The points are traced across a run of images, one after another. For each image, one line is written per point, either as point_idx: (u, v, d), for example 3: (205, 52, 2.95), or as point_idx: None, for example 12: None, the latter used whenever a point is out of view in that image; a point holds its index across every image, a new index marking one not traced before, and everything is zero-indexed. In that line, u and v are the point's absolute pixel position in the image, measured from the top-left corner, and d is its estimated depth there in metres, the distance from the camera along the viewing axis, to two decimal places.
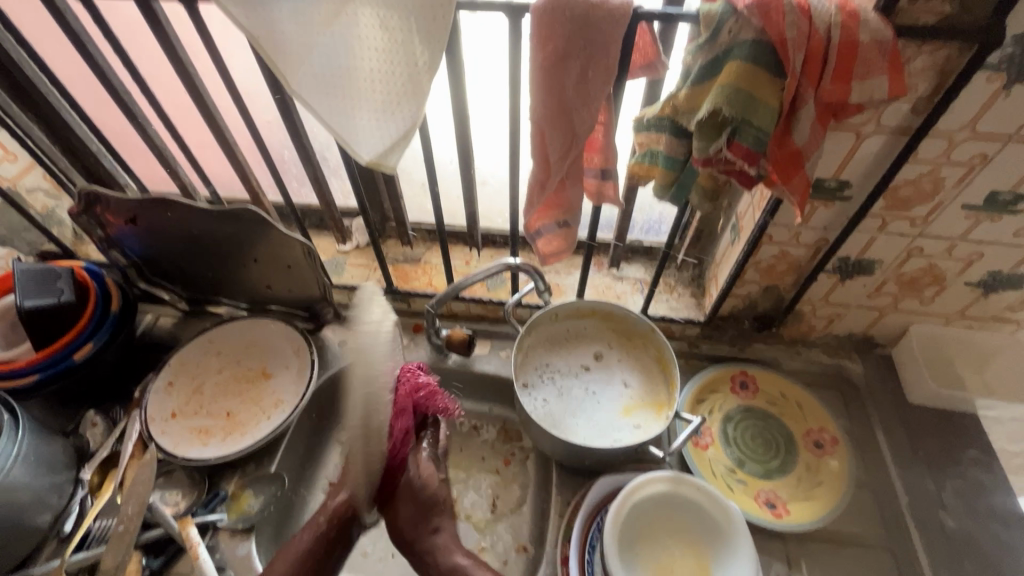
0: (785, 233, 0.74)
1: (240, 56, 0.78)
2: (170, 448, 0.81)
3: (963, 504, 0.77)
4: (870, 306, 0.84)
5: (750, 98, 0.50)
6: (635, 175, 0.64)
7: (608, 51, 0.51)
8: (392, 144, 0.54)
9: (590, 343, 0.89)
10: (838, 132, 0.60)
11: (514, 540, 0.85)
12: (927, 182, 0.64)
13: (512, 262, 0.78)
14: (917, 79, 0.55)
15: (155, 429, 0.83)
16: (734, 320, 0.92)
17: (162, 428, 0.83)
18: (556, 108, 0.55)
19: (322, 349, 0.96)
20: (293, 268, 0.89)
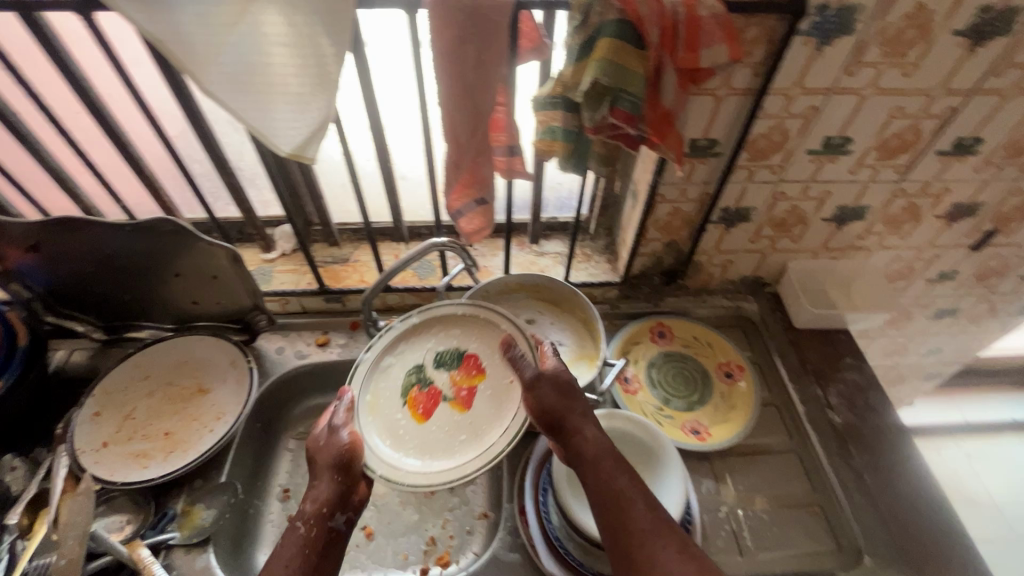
0: (674, 191, 0.85)
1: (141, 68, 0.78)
2: (107, 476, 0.78)
3: (845, 402, 0.91)
4: (754, 250, 0.98)
5: (622, 69, 0.58)
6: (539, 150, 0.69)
7: (497, 36, 0.58)
8: (310, 134, 0.57)
9: (522, 313, 0.96)
10: (700, 96, 0.71)
11: (473, 510, 0.92)
12: (776, 134, 0.77)
13: (439, 242, 0.82)
14: (754, 46, 0.66)
15: (87, 460, 0.79)
16: (645, 278, 1.03)
17: (94, 458, 0.80)
18: (460, 90, 0.61)
19: (259, 358, 0.97)
20: (219, 279, 0.88)
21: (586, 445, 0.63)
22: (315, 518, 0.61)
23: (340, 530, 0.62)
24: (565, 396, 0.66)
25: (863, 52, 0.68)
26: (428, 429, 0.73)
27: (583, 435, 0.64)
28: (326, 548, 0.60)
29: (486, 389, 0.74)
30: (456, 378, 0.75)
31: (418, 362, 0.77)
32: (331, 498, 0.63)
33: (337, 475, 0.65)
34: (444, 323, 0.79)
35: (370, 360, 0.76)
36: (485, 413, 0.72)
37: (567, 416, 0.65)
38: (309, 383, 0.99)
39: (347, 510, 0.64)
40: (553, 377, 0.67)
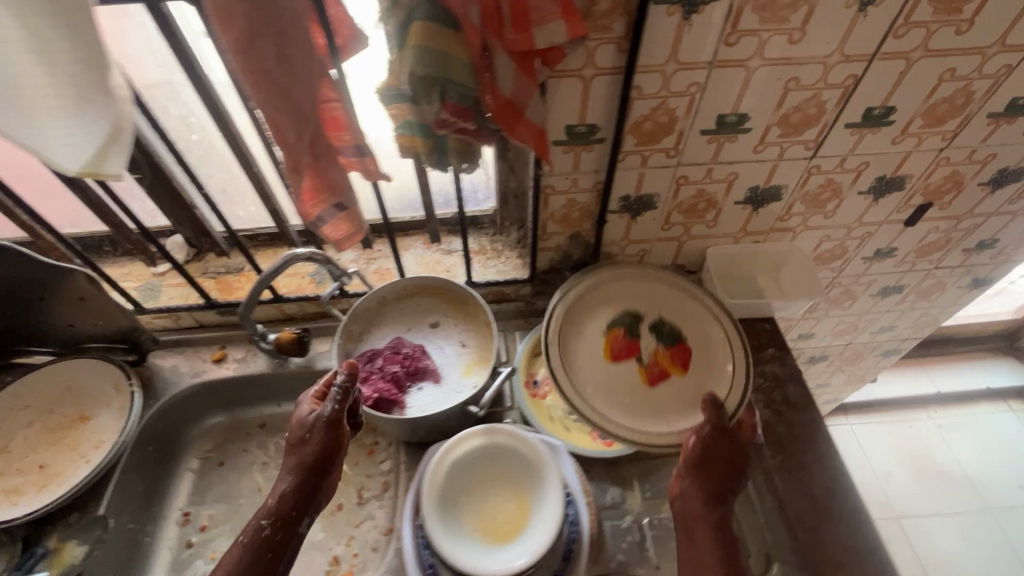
0: (564, 182, 0.78)
1: None
2: None
3: (762, 397, 0.85)
4: (668, 238, 0.91)
5: (442, 57, 0.51)
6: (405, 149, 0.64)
7: (296, 27, 0.52)
8: (98, 149, 0.51)
9: (422, 317, 0.91)
10: (563, 78, 0.63)
11: (378, 525, 0.89)
12: (662, 115, 0.70)
13: (299, 253, 0.77)
14: (610, 20, 0.59)
15: None
16: (557, 273, 0.96)
17: None
18: (270, 89, 0.54)
19: (150, 377, 0.92)
20: (88, 301, 0.83)
21: (704, 513, 0.67)
22: (278, 517, 0.65)
23: (298, 532, 0.66)
24: (713, 467, 0.68)
25: (739, 19, 0.60)
26: (613, 373, 0.77)
27: (701, 496, 0.67)
28: (281, 550, 0.64)
29: (681, 378, 0.78)
30: (661, 355, 0.79)
31: (637, 312, 0.82)
32: (297, 498, 0.66)
33: (310, 473, 0.67)
34: (642, 292, 0.84)
35: (574, 300, 0.81)
36: (660, 399, 0.76)
37: (712, 482, 0.68)
38: (209, 399, 0.95)
39: (312, 509, 0.68)
40: (717, 446, 0.69)
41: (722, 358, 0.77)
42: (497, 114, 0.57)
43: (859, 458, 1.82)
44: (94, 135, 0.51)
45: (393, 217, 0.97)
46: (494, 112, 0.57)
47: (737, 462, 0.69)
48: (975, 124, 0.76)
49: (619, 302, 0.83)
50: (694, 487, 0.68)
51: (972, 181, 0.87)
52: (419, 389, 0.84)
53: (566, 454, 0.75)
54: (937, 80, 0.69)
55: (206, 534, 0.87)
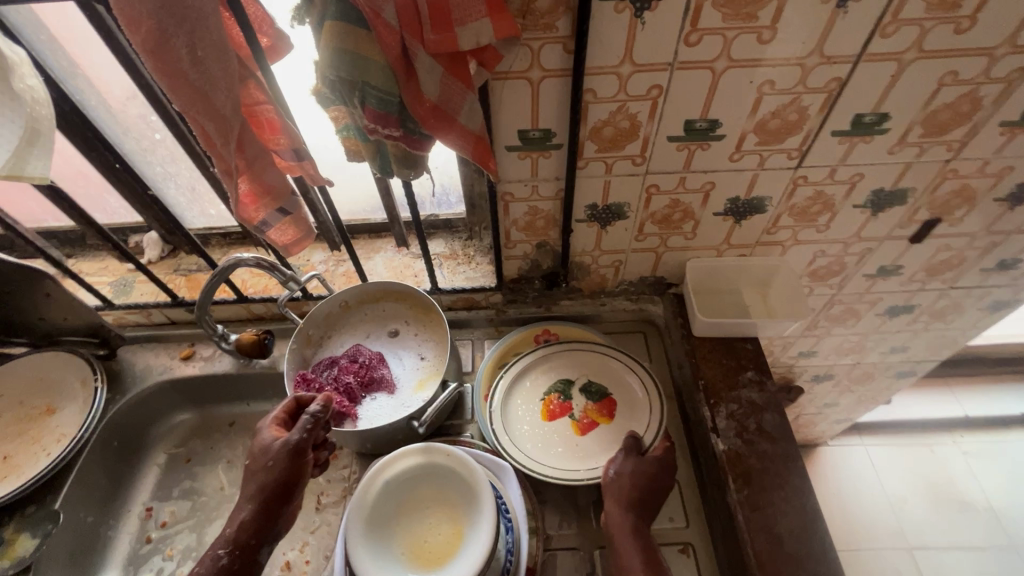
0: (523, 189, 0.73)
1: None
2: None
3: (734, 424, 0.79)
4: (643, 249, 0.86)
5: (355, 58, 0.48)
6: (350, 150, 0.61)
7: (208, 26, 0.49)
8: (14, 151, 0.50)
9: (384, 323, 0.90)
10: (508, 80, 0.59)
11: (333, 533, 0.88)
12: (623, 121, 0.65)
13: (242, 257, 0.75)
14: (552, 18, 0.54)
15: None
16: (528, 282, 0.92)
17: None
18: (187, 91, 0.52)
19: (119, 371, 0.93)
20: (53, 295, 0.85)
21: (632, 539, 0.67)
22: (239, 546, 0.64)
23: (259, 561, 0.65)
24: (637, 492, 0.71)
25: (699, 16, 0.54)
26: (548, 432, 0.82)
27: (627, 521, 0.68)
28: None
29: (609, 427, 0.82)
30: (589, 407, 0.84)
31: (568, 377, 0.87)
32: (260, 528, 0.65)
33: (274, 504, 0.66)
34: (575, 356, 0.88)
35: (512, 373, 0.86)
36: (592, 449, 0.80)
37: (636, 502, 0.70)
38: (178, 395, 0.96)
39: (274, 538, 0.67)
40: (641, 473, 0.72)
41: (643, 408, 0.81)
42: (426, 119, 0.53)
43: (871, 480, 1.71)
44: (7, 141, 0.50)
45: (352, 219, 0.95)
46: (423, 118, 0.53)
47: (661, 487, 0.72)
48: (986, 134, 0.68)
49: (552, 368, 0.88)
50: (617, 512, 0.69)
51: (985, 196, 0.78)
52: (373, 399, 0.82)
53: (510, 475, 0.74)
54: (937, 85, 0.62)
55: (166, 529, 0.88)
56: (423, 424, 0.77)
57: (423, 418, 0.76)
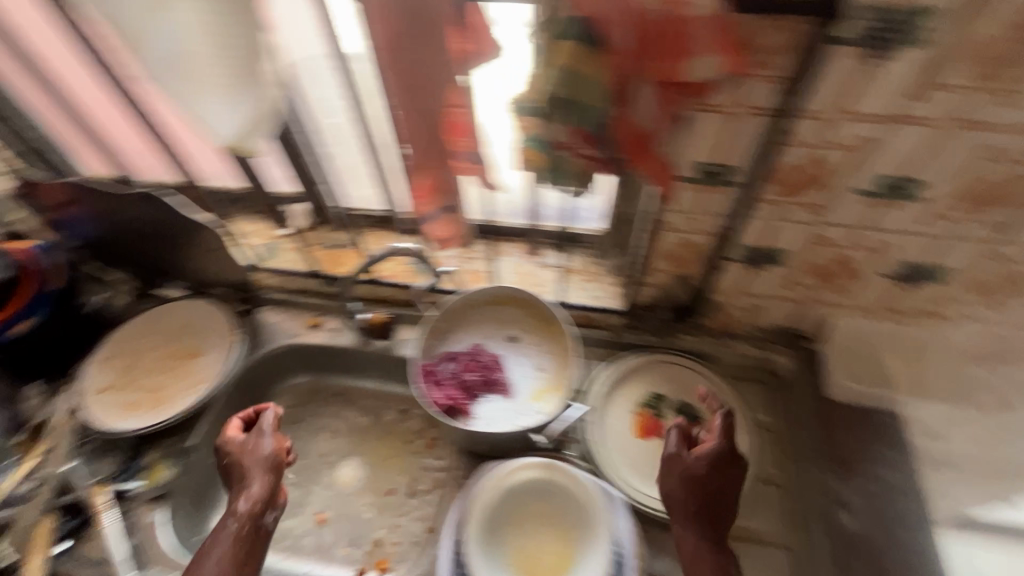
0: (681, 220, 0.72)
1: None
2: (96, 419, 0.87)
3: (866, 502, 0.75)
4: (788, 298, 0.81)
5: (579, 79, 0.49)
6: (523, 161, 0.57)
7: (434, 31, 0.52)
8: (245, 127, 0.58)
9: (505, 327, 0.90)
10: (706, 114, 0.58)
11: (423, 521, 0.90)
12: (813, 167, 0.62)
13: (404, 249, 0.82)
14: (774, 58, 0.52)
15: (86, 401, 0.88)
16: (654, 310, 0.90)
17: (93, 400, 0.89)
18: (405, 89, 0.55)
19: (256, 327, 1.00)
20: (218, 251, 0.92)
21: (706, 561, 0.64)
22: (247, 517, 0.69)
23: (268, 526, 0.71)
24: (700, 500, 0.67)
25: (938, 72, 0.51)
26: (640, 448, 0.82)
27: (693, 537, 0.66)
28: (253, 545, 0.69)
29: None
30: None
31: (661, 393, 0.87)
32: (262, 498, 0.71)
33: (269, 476, 0.72)
34: (669, 375, 0.88)
35: (604, 383, 0.87)
36: None
37: (705, 518, 0.66)
38: (298, 360, 1.01)
39: (276, 507, 0.73)
40: (701, 481, 0.67)
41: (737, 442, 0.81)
42: (627, 145, 0.54)
43: None
44: (240, 116, 0.56)
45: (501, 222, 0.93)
46: (625, 144, 0.54)
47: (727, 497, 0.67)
48: None
49: (646, 384, 0.88)
50: (682, 529, 0.66)
51: None
52: (490, 400, 0.83)
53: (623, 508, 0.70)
54: None
55: None
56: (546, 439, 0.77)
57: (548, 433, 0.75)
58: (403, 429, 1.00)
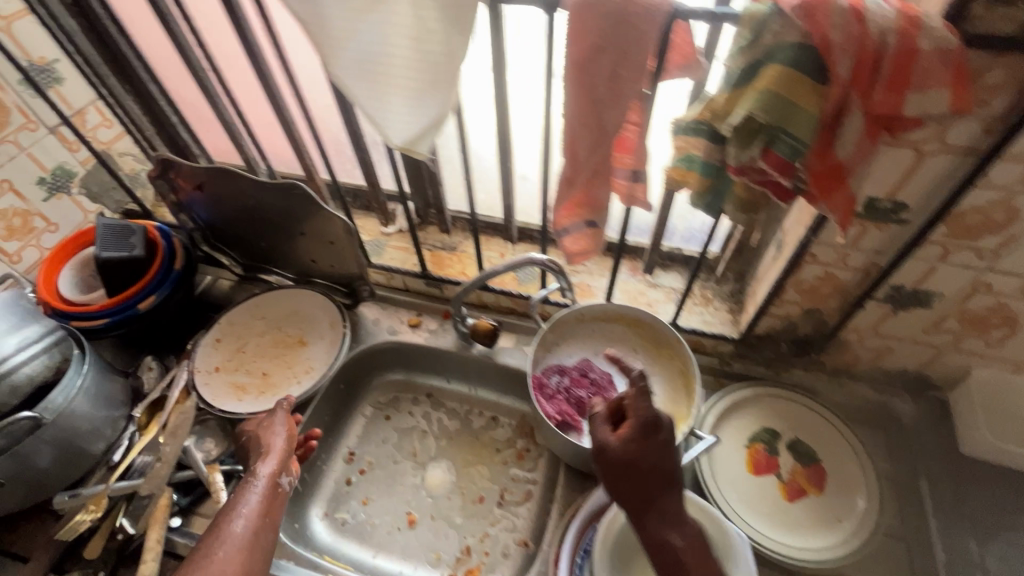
0: (830, 254, 0.69)
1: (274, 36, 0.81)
2: (210, 399, 0.89)
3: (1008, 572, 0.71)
4: (925, 343, 0.77)
5: (789, 105, 0.47)
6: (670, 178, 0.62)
7: (640, 47, 0.50)
8: (422, 131, 0.57)
9: (612, 345, 0.88)
10: (896, 148, 0.55)
11: (514, 534, 0.88)
12: (999, 212, 0.58)
13: (536, 259, 0.78)
14: (991, 96, 0.49)
15: (200, 379, 0.91)
16: (771, 342, 0.87)
17: (206, 379, 0.91)
18: (586, 103, 0.54)
19: (356, 323, 1.01)
20: (335, 245, 0.93)
21: (682, 562, 0.50)
22: (265, 478, 0.71)
23: (285, 488, 0.72)
24: (661, 484, 0.54)
25: None
26: (754, 485, 0.78)
27: (671, 534, 0.52)
28: (275, 500, 0.70)
29: (822, 498, 0.77)
30: (797, 470, 0.80)
31: (774, 429, 0.83)
32: (278, 459, 0.73)
33: (285, 442, 0.76)
34: (781, 410, 0.85)
35: (713, 414, 0.84)
36: (804, 520, 0.75)
37: (648, 510, 0.53)
38: (395, 358, 1.02)
39: (290, 472, 0.74)
40: (638, 458, 0.53)
41: (861, 489, 0.76)
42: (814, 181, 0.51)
43: None
44: (423, 119, 0.56)
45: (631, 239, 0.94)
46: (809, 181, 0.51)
47: (638, 476, 0.53)
48: None
49: (756, 417, 0.85)
50: (651, 527, 0.52)
51: None
52: None
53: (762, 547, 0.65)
54: None
55: (363, 477, 0.95)
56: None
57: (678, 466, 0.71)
58: (491, 437, 0.98)
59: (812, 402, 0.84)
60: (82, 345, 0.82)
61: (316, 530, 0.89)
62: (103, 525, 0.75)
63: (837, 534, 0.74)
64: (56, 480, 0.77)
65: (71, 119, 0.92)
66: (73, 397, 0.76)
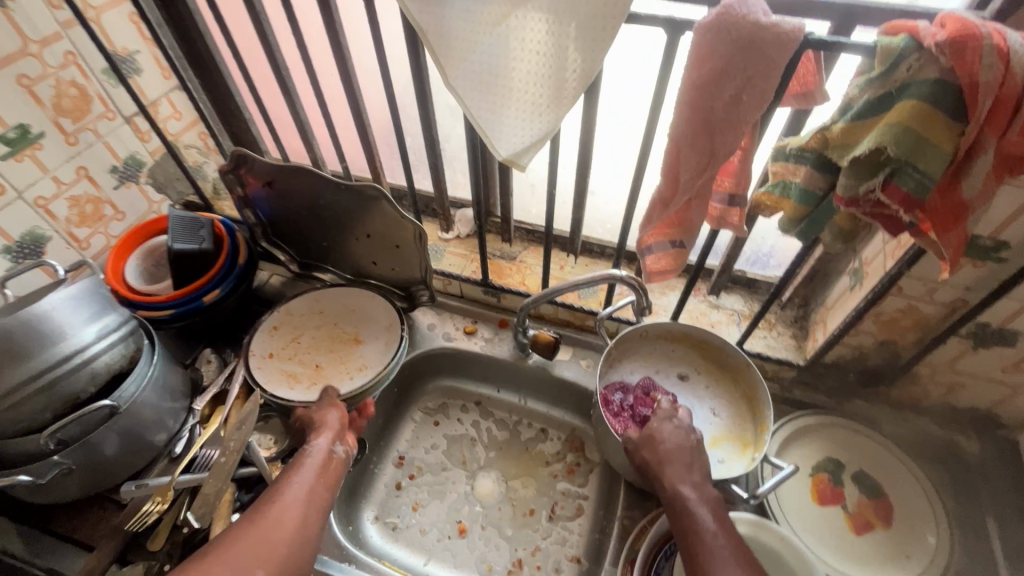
0: (918, 287, 0.69)
1: (364, 39, 0.82)
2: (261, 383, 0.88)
3: None
4: (1002, 382, 0.76)
5: (919, 141, 0.47)
6: (762, 204, 0.62)
7: (770, 73, 0.50)
8: (529, 144, 0.57)
9: (673, 365, 0.88)
10: (1009, 188, 0.55)
11: (566, 550, 0.86)
12: None
13: (614, 274, 0.77)
14: None
15: (253, 363, 0.91)
16: (837, 371, 0.86)
17: (259, 363, 0.91)
18: (700, 125, 0.54)
19: (412, 327, 1.02)
20: (400, 249, 0.93)
21: (697, 504, 0.61)
22: (318, 448, 0.71)
23: (340, 455, 0.73)
24: (680, 460, 0.67)
25: None
26: (820, 516, 0.78)
27: (684, 489, 0.63)
28: (327, 466, 0.70)
29: (889, 533, 0.76)
30: (863, 502, 0.79)
31: (839, 459, 0.82)
32: (332, 432, 0.74)
33: (336, 419, 0.77)
34: (845, 440, 0.84)
35: (776, 440, 0.83)
36: (872, 554, 0.75)
37: (670, 467, 0.66)
38: (447, 363, 1.02)
39: (343, 441, 0.75)
40: (656, 436, 0.69)
41: (930, 527, 0.76)
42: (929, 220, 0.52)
43: None
44: (533, 133, 0.56)
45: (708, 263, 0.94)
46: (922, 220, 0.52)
47: (658, 455, 0.68)
48: None
49: (819, 446, 0.83)
50: (669, 489, 0.64)
51: None
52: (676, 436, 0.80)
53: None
54: None
55: (412, 482, 0.94)
56: (751, 498, 0.71)
57: (758, 495, 0.70)
58: (541, 450, 0.97)
59: (878, 434, 0.83)
60: (150, 335, 0.82)
61: (367, 534, 0.88)
62: (167, 518, 0.75)
63: (906, 571, 0.73)
64: (120, 468, 0.77)
65: (148, 110, 0.93)
66: (144, 386, 0.76)
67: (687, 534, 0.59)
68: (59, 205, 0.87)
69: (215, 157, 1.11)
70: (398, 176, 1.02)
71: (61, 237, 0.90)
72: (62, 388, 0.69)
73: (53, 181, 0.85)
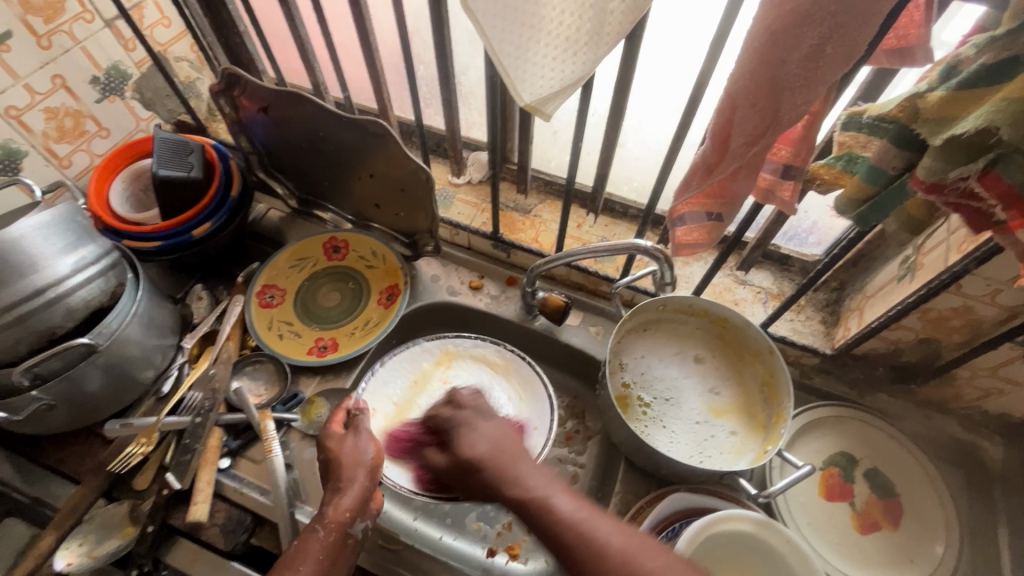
0: (980, 287, 0.61)
1: None
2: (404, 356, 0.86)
3: None
4: None
5: None
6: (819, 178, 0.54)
7: (863, 23, 0.40)
8: (559, 89, 0.48)
9: (690, 344, 0.82)
10: None
11: None
12: None
13: (639, 244, 0.69)
14: None
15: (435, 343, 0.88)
16: (865, 363, 0.81)
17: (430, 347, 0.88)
18: (765, 82, 0.44)
19: (414, 279, 0.94)
20: (405, 192, 0.85)
21: (554, 487, 0.53)
22: (334, 528, 0.58)
23: (355, 537, 0.60)
24: (505, 446, 0.59)
25: None
26: (825, 512, 0.75)
27: (530, 479, 0.54)
28: (338, 555, 0.58)
29: (896, 535, 0.73)
30: (873, 500, 0.75)
31: (853, 454, 0.78)
32: (352, 508, 0.59)
33: (366, 483, 0.61)
34: (861, 435, 0.79)
35: (789, 431, 0.78)
36: (874, 555, 0.72)
37: (496, 477, 0.55)
38: (449, 319, 0.95)
39: (365, 516, 0.62)
40: (464, 436, 0.61)
41: (938, 532, 0.72)
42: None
43: None
44: (564, 76, 0.47)
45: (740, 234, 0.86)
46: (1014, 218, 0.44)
47: (488, 449, 0.58)
48: None
49: (833, 439, 0.79)
50: (513, 481, 0.54)
51: None
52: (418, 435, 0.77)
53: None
54: None
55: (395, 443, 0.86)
56: (760, 497, 0.68)
57: (769, 494, 0.67)
58: None
59: (897, 431, 0.78)
60: (134, 269, 0.77)
61: None
62: (154, 457, 0.74)
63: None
64: (103, 404, 0.75)
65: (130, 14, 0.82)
66: (127, 323, 0.72)
67: (539, 517, 0.51)
68: (35, 117, 0.79)
69: (209, 74, 1.02)
70: (407, 112, 0.93)
71: (39, 153, 0.82)
72: (36, 322, 0.65)
73: (26, 89, 0.77)
